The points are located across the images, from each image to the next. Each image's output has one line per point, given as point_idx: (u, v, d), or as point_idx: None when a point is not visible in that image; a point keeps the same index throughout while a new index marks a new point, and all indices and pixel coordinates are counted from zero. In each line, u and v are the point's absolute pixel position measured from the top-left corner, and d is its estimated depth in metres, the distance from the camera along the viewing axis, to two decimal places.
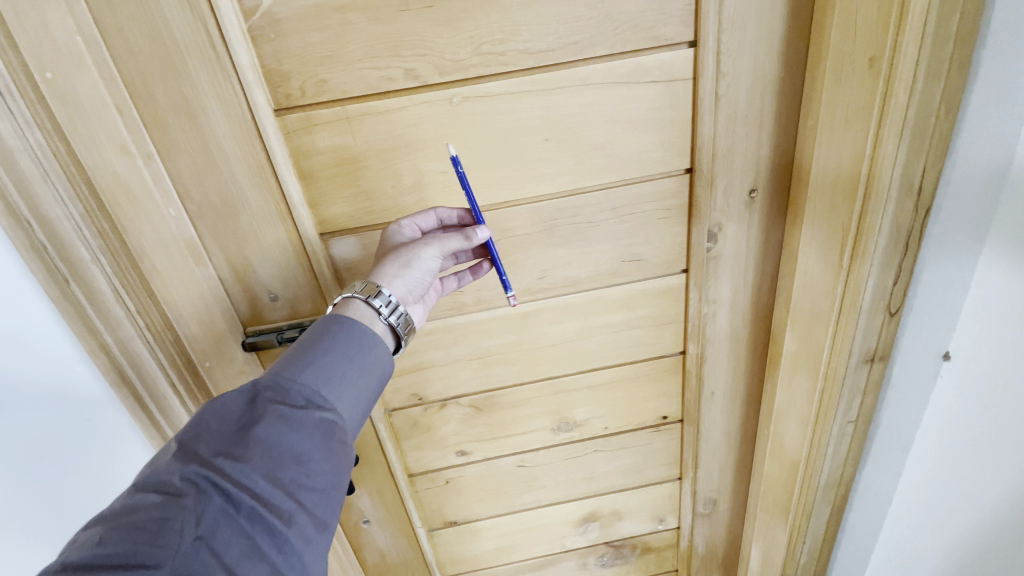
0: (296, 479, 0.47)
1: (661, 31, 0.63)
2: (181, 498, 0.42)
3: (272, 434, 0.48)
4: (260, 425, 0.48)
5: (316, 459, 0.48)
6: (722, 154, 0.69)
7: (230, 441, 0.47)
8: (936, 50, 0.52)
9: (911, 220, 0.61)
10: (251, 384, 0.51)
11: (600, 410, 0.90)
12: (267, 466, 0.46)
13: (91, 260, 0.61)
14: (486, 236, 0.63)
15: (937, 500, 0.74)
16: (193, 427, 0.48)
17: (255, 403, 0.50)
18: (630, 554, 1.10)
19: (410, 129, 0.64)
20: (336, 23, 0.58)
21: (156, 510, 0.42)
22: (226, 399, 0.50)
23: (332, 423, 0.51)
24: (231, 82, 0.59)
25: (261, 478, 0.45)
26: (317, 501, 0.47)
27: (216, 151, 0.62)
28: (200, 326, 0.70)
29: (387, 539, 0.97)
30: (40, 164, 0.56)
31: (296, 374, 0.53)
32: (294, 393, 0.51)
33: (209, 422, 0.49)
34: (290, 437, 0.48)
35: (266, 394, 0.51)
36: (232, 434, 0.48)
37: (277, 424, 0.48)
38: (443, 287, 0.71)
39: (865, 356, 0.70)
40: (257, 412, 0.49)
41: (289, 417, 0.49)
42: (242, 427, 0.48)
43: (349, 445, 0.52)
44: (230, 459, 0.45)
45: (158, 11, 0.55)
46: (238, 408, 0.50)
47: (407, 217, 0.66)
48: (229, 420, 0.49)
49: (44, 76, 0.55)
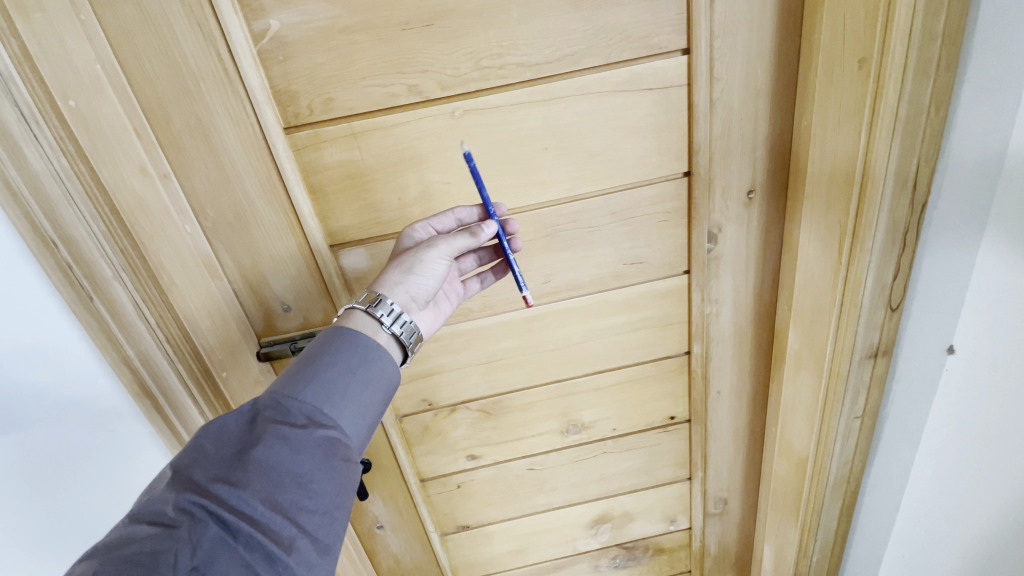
0: (295, 502, 0.48)
1: (655, 40, 0.65)
2: (176, 529, 0.44)
3: (270, 457, 0.49)
4: (259, 448, 0.50)
5: (316, 479, 0.50)
6: (719, 156, 0.71)
7: (228, 466, 0.49)
8: (925, 49, 0.53)
9: (908, 216, 0.62)
10: (251, 404, 0.53)
11: (608, 412, 0.92)
12: (264, 491, 0.48)
13: (113, 277, 0.63)
14: (493, 231, 0.64)
15: (947, 491, 0.75)
16: (190, 452, 0.50)
17: (253, 424, 0.52)
18: (642, 556, 1.10)
19: (415, 142, 0.66)
20: (341, 44, 0.60)
21: (150, 542, 0.43)
22: (225, 421, 0.52)
23: (334, 441, 0.53)
24: (242, 101, 0.61)
25: (259, 503, 0.47)
26: (318, 523, 0.49)
27: (228, 168, 0.65)
28: (217, 338, 0.72)
29: (401, 543, 0.99)
30: (65, 187, 0.59)
31: (296, 392, 0.54)
32: (295, 411, 0.53)
33: (206, 447, 0.50)
34: (289, 459, 0.50)
35: (265, 414, 0.53)
36: (230, 458, 0.50)
37: (276, 446, 0.50)
38: (465, 289, 0.72)
39: (869, 351, 0.71)
40: (256, 434, 0.51)
41: (289, 437, 0.51)
42: (240, 451, 0.50)
43: (351, 462, 0.53)
44: (227, 484, 0.47)
45: (171, 36, 0.58)
46: (236, 430, 0.52)
47: (420, 220, 0.67)
48: (228, 443, 0.51)
49: (67, 103, 0.58)
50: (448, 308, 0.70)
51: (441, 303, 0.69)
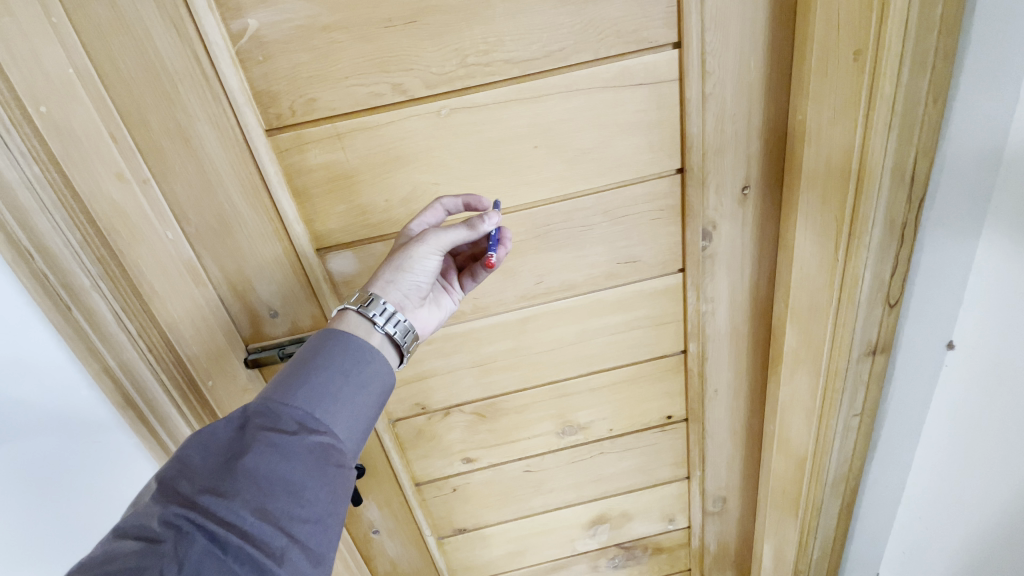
0: (286, 512, 0.47)
1: (645, 34, 0.63)
2: (160, 544, 0.43)
3: (260, 465, 0.48)
4: (248, 456, 0.49)
5: (309, 487, 0.49)
6: (712, 152, 0.69)
7: (216, 476, 0.48)
8: (920, 41, 0.52)
9: (905, 211, 0.61)
10: (241, 411, 0.52)
11: (605, 412, 0.90)
12: (254, 501, 0.47)
13: (91, 287, 0.62)
14: (492, 225, 0.61)
15: (950, 488, 0.74)
16: (177, 463, 0.49)
17: (244, 431, 0.51)
18: (641, 555, 1.10)
19: (401, 142, 0.65)
20: (322, 43, 0.59)
21: (135, 558, 0.42)
22: (215, 429, 0.51)
23: (327, 447, 0.52)
24: (222, 104, 0.60)
25: (249, 514, 0.46)
26: (311, 533, 0.48)
27: (210, 173, 0.63)
28: (202, 346, 0.70)
29: (397, 548, 0.98)
30: (37, 195, 0.58)
31: (287, 397, 0.53)
32: (286, 418, 0.52)
33: (194, 458, 0.49)
34: (280, 467, 0.49)
35: (255, 421, 0.51)
36: (218, 467, 0.48)
37: (266, 454, 0.49)
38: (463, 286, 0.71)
39: (867, 348, 0.70)
40: (246, 442, 0.50)
41: (279, 445, 0.50)
42: (229, 460, 0.49)
43: (345, 468, 0.52)
44: (215, 495, 0.46)
45: (146, 37, 0.56)
46: (226, 437, 0.50)
47: (416, 217, 0.66)
48: (216, 453, 0.50)
49: (38, 110, 0.56)
50: (449, 304, 0.69)
51: (441, 299, 0.69)
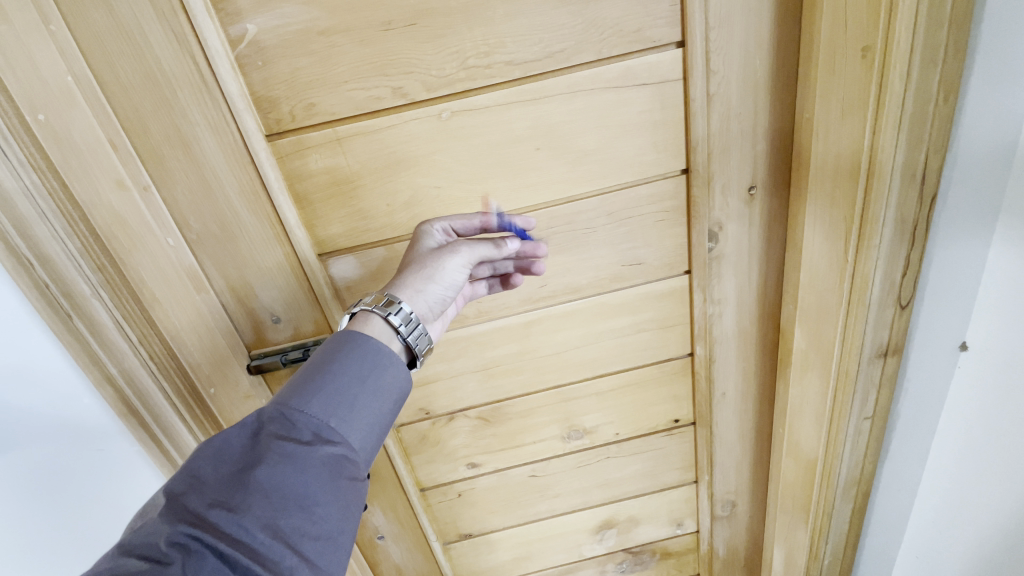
0: (298, 528, 0.47)
1: (647, 34, 0.62)
2: (167, 566, 0.42)
3: (273, 477, 0.48)
4: (261, 468, 0.48)
5: (322, 502, 0.48)
6: (717, 153, 0.68)
7: (227, 490, 0.47)
8: (930, 35, 0.51)
9: (916, 211, 0.59)
10: (256, 417, 0.51)
11: (611, 416, 0.89)
12: (265, 517, 0.46)
13: (92, 295, 0.62)
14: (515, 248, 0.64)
15: (964, 494, 0.72)
16: (189, 476, 0.48)
17: (258, 440, 0.50)
18: (649, 560, 1.08)
19: (402, 146, 0.64)
20: (322, 46, 0.58)
21: None
22: (228, 436, 0.50)
23: (340, 459, 0.51)
24: (222, 110, 0.60)
25: (259, 531, 0.45)
26: (321, 551, 0.47)
27: (210, 177, 0.63)
28: (203, 353, 0.70)
29: (403, 554, 0.97)
30: (37, 204, 0.58)
31: (302, 404, 0.52)
32: (300, 426, 0.51)
33: (205, 468, 0.49)
34: (293, 480, 0.48)
35: (269, 429, 0.51)
36: (230, 480, 0.48)
37: (280, 466, 0.48)
38: (473, 291, 0.71)
39: (878, 350, 0.68)
40: (259, 451, 0.49)
41: (293, 456, 0.49)
42: (242, 470, 0.48)
43: (358, 481, 0.51)
44: (225, 511, 0.46)
45: (144, 43, 0.56)
46: (239, 446, 0.50)
47: (442, 220, 0.65)
48: (229, 462, 0.49)
49: (36, 117, 0.56)
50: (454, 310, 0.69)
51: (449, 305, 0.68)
